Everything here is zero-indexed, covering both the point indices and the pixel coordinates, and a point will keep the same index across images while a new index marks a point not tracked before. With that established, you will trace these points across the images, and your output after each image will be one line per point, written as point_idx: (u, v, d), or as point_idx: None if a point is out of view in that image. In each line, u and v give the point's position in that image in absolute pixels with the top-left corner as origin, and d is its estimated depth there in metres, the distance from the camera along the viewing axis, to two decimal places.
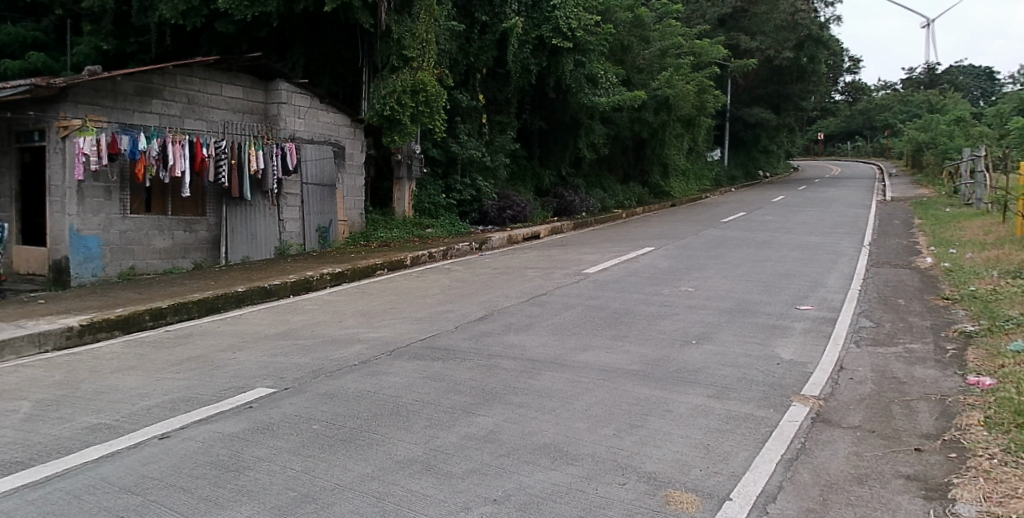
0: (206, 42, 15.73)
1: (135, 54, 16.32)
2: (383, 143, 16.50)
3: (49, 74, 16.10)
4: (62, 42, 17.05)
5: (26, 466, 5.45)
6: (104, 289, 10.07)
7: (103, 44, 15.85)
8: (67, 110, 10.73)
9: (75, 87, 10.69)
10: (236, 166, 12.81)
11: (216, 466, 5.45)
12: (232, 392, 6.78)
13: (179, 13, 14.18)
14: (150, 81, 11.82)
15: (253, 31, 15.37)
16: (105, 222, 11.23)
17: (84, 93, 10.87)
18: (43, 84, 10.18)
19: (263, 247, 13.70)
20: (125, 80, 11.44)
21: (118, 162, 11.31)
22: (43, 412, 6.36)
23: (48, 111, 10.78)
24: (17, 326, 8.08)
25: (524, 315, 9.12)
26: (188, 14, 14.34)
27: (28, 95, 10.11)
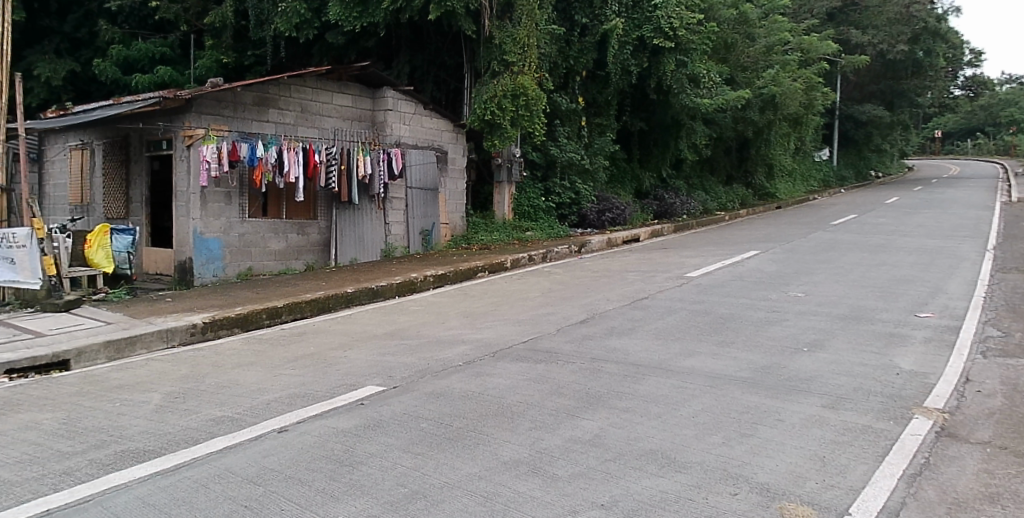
0: (317, 53, 16.40)
1: (252, 66, 17.21)
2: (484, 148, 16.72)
3: (174, 87, 17.08)
4: (187, 56, 18.07)
5: (159, 454, 5.81)
6: (224, 289, 10.57)
7: (223, 58, 16.75)
8: (193, 120, 11.40)
9: (199, 98, 11.36)
10: (346, 171, 13.28)
11: (333, 460, 5.64)
12: (345, 388, 7.00)
13: (293, 26, 14.84)
14: (267, 91, 12.40)
15: (361, 41, 15.89)
16: (226, 225, 11.86)
17: (207, 104, 11.54)
18: (171, 97, 10.82)
19: (370, 249, 14.12)
20: (244, 91, 12.06)
21: (238, 169, 11.94)
22: (172, 403, 6.75)
23: (175, 120, 11.48)
24: (148, 322, 8.65)
25: (626, 319, 9.01)
26: (301, 26, 14.97)
27: (159, 107, 10.79)
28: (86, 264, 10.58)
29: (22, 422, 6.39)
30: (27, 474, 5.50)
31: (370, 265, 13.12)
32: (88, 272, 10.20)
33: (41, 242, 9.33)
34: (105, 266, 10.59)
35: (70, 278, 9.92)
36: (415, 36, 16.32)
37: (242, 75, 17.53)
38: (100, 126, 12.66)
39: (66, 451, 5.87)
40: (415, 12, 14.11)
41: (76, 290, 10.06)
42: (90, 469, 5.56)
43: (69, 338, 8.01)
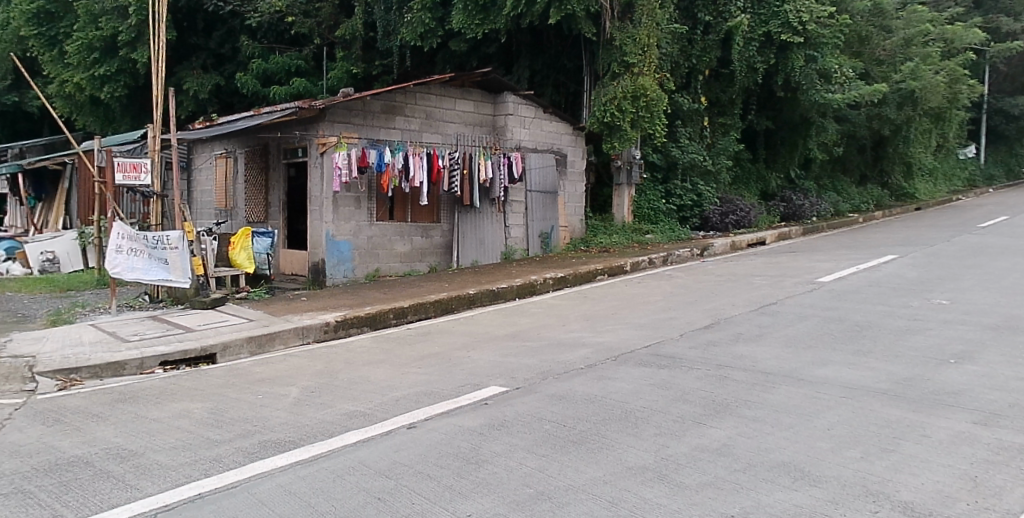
0: (440, 61, 16.89)
1: (379, 75, 17.91)
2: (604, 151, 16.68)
3: (308, 97, 17.92)
4: (320, 67, 18.90)
5: (298, 444, 6.13)
6: (354, 290, 11.04)
7: (353, 69, 17.45)
8: (326, 128, 11.99)
9: (332, 108, 11.93)
10: (467, 176, 13.59)
11: (460, 457, 5.76)
12: (470, 388, 7.14)
13: (418, 35, 15.30)
14: (394, 99, 12.86)
15: (482, 48, 16.33)
16: (355, 229, 12.40)
17: (339, 113, 12.12)
18: (307, 107, 11.42)
19: (491, 251, 14.36)
20: (373, 99, 12.57)
21: (366, 175, 12.45)
22: (309, 397, 7.11)
23: (310, 129, 12.11)
24: (286, 320, 9.16)
25: (754, 325, 8.70)
26: (426, 35, 15.41)
27: (295, 116, 11.41)
28: (228, 264, 11.30)
29: (175, 410, 6.90)
30: (182, 459, 5.94)
31: (491, 267, 13.34)
32: (230, 273, 10.89)
33: (191, 244, 10.18)
34: (246, 266, 11.09)
35: (215, 278, 10.63)
36: (535, 41, 16.54)
37: (369, 84, 18.24)
38: (242, 136, 13.55)
39: (216, 439, 6.30)
40: (535, 17, 14.25)
41: (221, 289, 10.78)
42: (236, 457, 5.94)
43: (215, 333, 8.59)
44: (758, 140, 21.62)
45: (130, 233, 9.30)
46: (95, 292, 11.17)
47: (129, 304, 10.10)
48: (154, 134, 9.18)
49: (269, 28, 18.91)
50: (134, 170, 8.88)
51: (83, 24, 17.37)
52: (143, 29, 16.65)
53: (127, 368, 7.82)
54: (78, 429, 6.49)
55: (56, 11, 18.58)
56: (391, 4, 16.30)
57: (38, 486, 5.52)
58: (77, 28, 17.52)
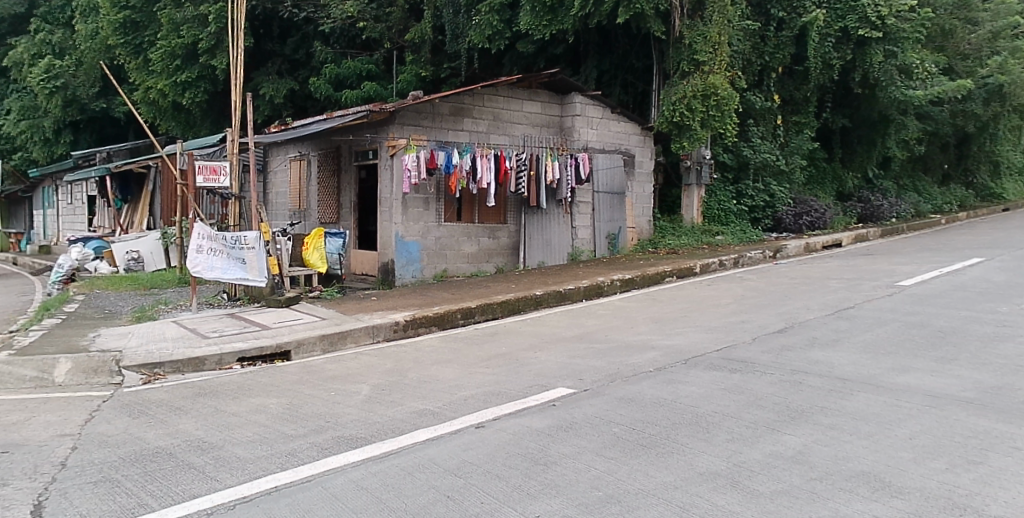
0: (508, 63, 17.00)
1: (448, 78, 18.11)
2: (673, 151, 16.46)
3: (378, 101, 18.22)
4: (390, 72, 19.16)
5: (369, 441, 6.25)
6: (423, 289, 11.19)
7: (423, 72, 17.70)
8: (396, 131, 12.20)
9: (401, 110, 12.13)
10: (535, 177, 13.61)
11: (528, 458, 5.77)
12: (537, 389, 7.14)
13: (486, 37, 15.40)
14: (462, 101, 12.99)
15: (550, 49, 16.44)
16: (424, 229, 12.58)
17: (408, 115, 12.30)
18: (377, 110, 11.64)
19: (558, 252, 14.30)
20: (441, 102, 12.72)
21: (435, 176, 12.61)
22: (379, 394, 7.24)
23: (380, 132, 12.35)
24: (356, 319, 9.34)
25: (830, 330, 8.43)
26: (494, 37, 15.49)
27: (366, 119, 11.64)
28: (301, 264, 11.59)
29: (252, 405, 7.13)
30: (259, 453, 6.13)
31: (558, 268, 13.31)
32: (304, 272, 11.18)
33: (267, 244, 10.48)
34: (319, 266, 11.39)
35: (290, 277, 10.94)
36: (603, 41, 16.62)
37: (438, 87, 18.45)
38: (315, 139, 13.91)
39: (290, 433, 6.48)
40: (603, 17, 14.15)
41: (295, 288, 11.08)
42: (310, 452, 6.09)
43: (290, 331, 8.84)
44: (834, 138, 20.96)
45: (211, 233, 9.77)
46: (177, 290, 11.65)
47: (209, 302, 10.48)
48: (233, 138, 9.50)
49: (342, 33, 19.30)
50: (214, 173, 9.21)
51: (166, 33, 18.13)
52: (222, 36, 17.28)
53: (207, 364, 8.12)
54: (161, 422, 6.78)
55: (141, 21, 19.45)
56: (460, 7, 16.46)
57: (125, 475, 5.79)
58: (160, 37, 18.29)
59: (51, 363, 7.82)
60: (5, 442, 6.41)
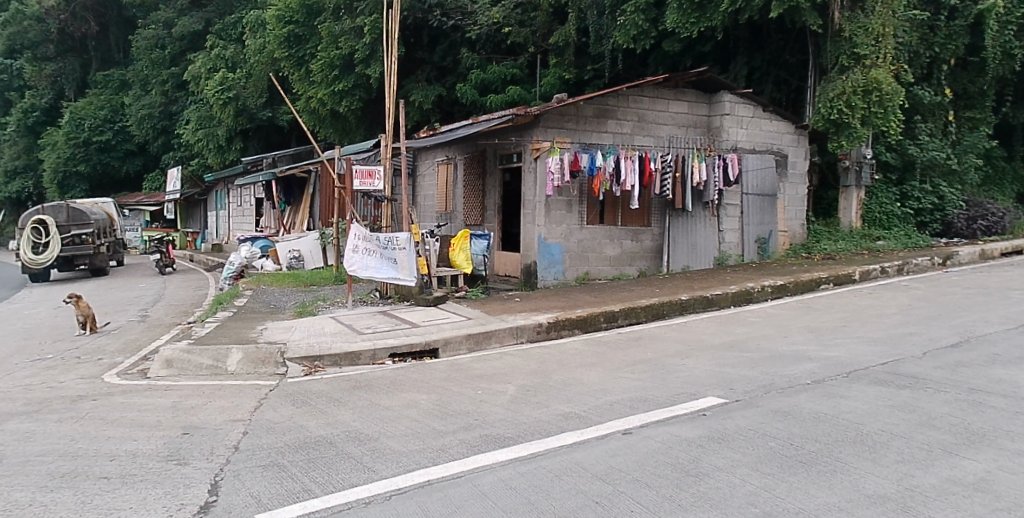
0: (654, 62, 16.80)
1: (591, 80, 18.03)
2: (830, 151, 15.68)
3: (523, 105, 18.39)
4: (533, 75, 19.29)
5: (516, 441, 6.31)
6: (566, 292, 11.21)
7: (566, 75, 17.71)
8: (540, 134, 12.32)
9: (546, 113, 12.23)
10: (680, 179, 13.31)
11: (678, 468, 5.62)
12: (686, 397, 6.96)
13: (631, 38, 15.18)
14: (607, 103, 12.93)
15: (697, 46, 16.07)
16: (566, 232, 12.62)
17: (553, 118, 12.39)
18: (522, 113, 11.81)
19: (703, 256, 13.94)
20: (586, 104, 12.72)
21: (578, 179, 12.64)
22: (525, 395, 7.31)
23: (525, 135, 12.51)
24: (501, 319, 9.51)
25: (1013, 346, 7.66)
26: (638, 37, 15.25)
27: (511, 123, 11.84)
28: (447, 264, 11.93)
29: (404, 400, 7.40)
30: (412, 447, 6.34)
31: (704, 273, 12.95)
32: (450, 273, 11.51)
33: (416, 245, 10.75)
34: (463, 266, 11.70)
35: (437, 277, 11.29)
36: (754, 37, 15.94)
37: (580, 89, 18.39)
38: (461, 144, 14.30)
39: (441, 430, 6.66)
40: (755, 12, 13.76)
41: (443, 288, 11.43)
42: (460, 449, 6.23)
43: (438, 329, 9.12)
44: (1016, 135, 19.08)
45: (365, 234, 10.15)
46: (333, 287, 12.31)
47: (362, 299, 10.99)
48: (386, 143, 9.91)
49: (488, 39, 19.60)
50: (369, 177, 9.66)
51: (325, 45, 19.26)
52: (375, 46, 18.10)
53: (362, 358, 8.52)
54: (322, 412, 7.17)
55: (304, 35, 20.83)
56: (604, 8, 16.34)
57: (290, 461, 6.17)
58: (321, 49, 19.42)
59: (225, 353, 8.50)
60: (186, 424, 7.02)
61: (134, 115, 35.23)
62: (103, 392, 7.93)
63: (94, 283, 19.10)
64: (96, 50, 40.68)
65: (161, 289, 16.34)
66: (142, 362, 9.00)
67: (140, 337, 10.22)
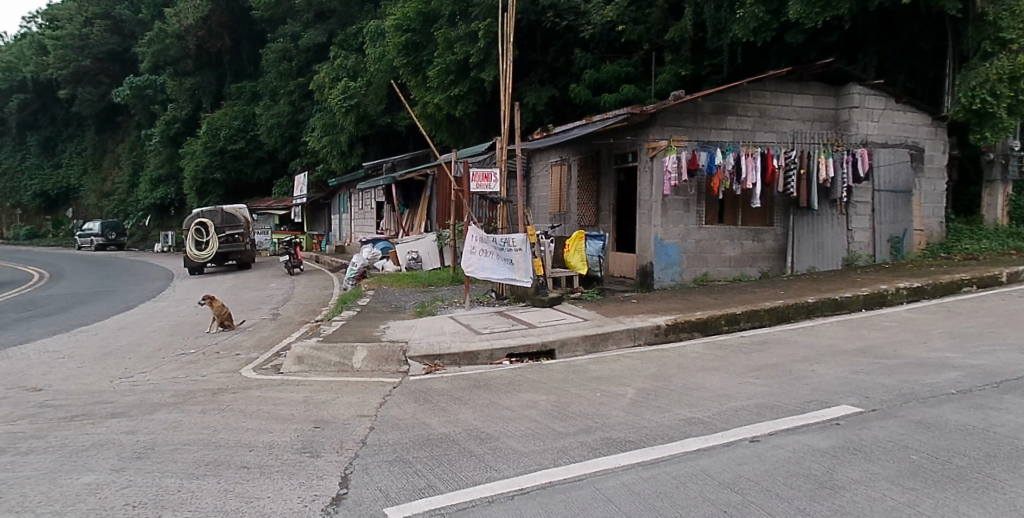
0: (775, 55, 16.24)
1: (708, 76, 17.53)
2: (972, 144, 14.77)
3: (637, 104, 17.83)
4: (648, 73, 18.78)
5: (638, 446, 6.24)
6: (685, 293, 11.01)
7: (682, 71, 17.11)
8: (657, 132, 12.21)
9: (662, 112, 12.12)
10: (805, 175, 12.77)
11: (811, 479, 5.38)
12: (817, 405, 6.69)
13: (751, 31, 14.67)
14: (726, 99, 12.60)
15: (822, 37, 15.30)
16: (684, 232, 12.42)
17: (670, 116, 12.24)
18: (636, 112, 11.72)
19: (830, 256, 13.35)
20: (704, 100, 12.48)
21: (696, 177, 12.39)
22: (646, 399, 7.22)
23: (640, 134, 12.40)
24: (618, 321, 9.42)
25: None
26: (759, 30, 14.76)
27: (625, 122, 11.74)
28: (561, 264, 11.98)
29: (523, 400, 7.47)
30: (533, 447, 6.38)
31: (831, 275, 12.39)
32: (565, 274, 11.54)
33: (532, 246, 10.80)
34: (579, 267, 11.58)
35: (552, 278, 11.32)
36: (886, 25, 15.12)
37: (697, 86, 17.75)
38: (575, 145, 14.28)
39: (561, 431, 6.68)
40: None
41: (558, 289, 11.46)
42: (581, 451, 6.22)
43: (555, 330, 9.15)
44: None
45: (482, 235, 10.51)
46: (450, 287, 12.64)
47: (479, 299, 11.22)
48: (502, 145, 10.04)
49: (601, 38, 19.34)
50: (486, 179, 9.81)
51: (441, 51, 19.60)
52: (490, 50, 18.42)
53: (480, 358, 8.67)
54: (443, 410, 7.34)
55: (420, 42, 21.37)
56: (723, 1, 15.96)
57: (415, 457, 6.35)
58: (437, 55, 19.74)
59: (351, 350, 8.85)
60: (317, 418, 7.35)
61: (265, 125, 37.35)
62: (241, 385, 8.44)
63: (228, 282, 20.44)
64: (230, 64, 43.28)
65: (289, 288, 17.29)
66: (275, 357, 9.52)
67: (272, 334, 10.84)
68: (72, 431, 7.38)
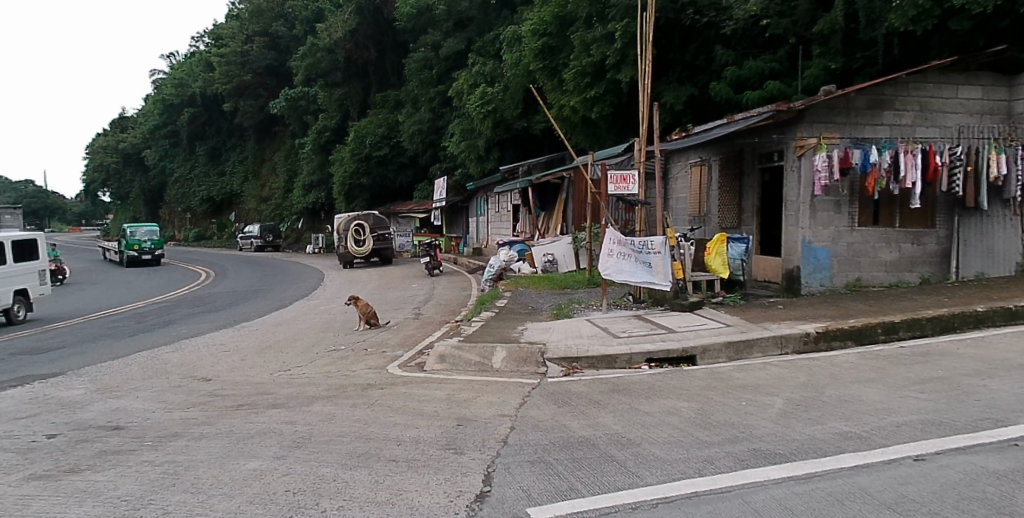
0: (937, 45, 14.98)
1: (861, 68, 16.36)
2: None
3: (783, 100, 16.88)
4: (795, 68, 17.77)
5: (789, 459, 5.97)
6: (835, 300, 10.51)
7: (832, 64, 16.09)
8: (805, 130, 11.71)
9: (811, 108, 11.60)
10: (973, 173, 11.90)
11: (986, 504, 4.94)
12: (990, 424, 6.16)
13: (909, 19, 13.71)
14: (882, 93, 11.90)
15: (993, 22, 14.00)
16: (835, 234, 11.85)
17: (819, 113, 11.70)
18: (784, 109, 11.18)
19: (1003, 261, 12.23)
20: (857, 95, 11.82)
21: (849, 176, 11.83)
22: (796, 410, 6.93)
23: (787, 132, 11.97)
24: (764, 327, 9.09)
25: None
26: (919, 18, 13.74)
27: (772, 120, 11.22)
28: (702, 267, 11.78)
29: (664, 407, 7.35)
30: (677, 455, 6.25)
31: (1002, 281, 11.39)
32: (706, 277, 11.28)
33: (671, 249, 10.67)
34: (720, 272, 11.32)
35: (692, 282, 11.14)
36: None
37: (848, 80, 16.71)
38: (717, 144, 13.97)
39: (706, 440, 6.51)
40: None
41: (698, 293, 11.22)
42: (728, 461, 6.03)
43: (696, 336, 8.95)
44: None
45: (620, 238, 10.46)
46: (586, 289, 12.73)
47: (616, 302, 11.24)
48: (640, 147, 9.94)
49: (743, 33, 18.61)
50: (624, 182, 9.74)
51: (578, 53, 19.75)
52: (627, 50, 18.15)
53: (619, 362, 8.62)
54: (583, 412, 7.35)
55: (557, 45, 21.63)
56: None
57: (556, 458, 6.38)
58: (574, 58, 19.97)
59: (491, 351, 9.07)
60: (460, 416, 7.56)
61: (406, 131, 39.02)
62: (388, 381, 8.83)
63: (372, 282, 21.52)
64: (375, 74, 45.14)
65: (430, 288, 18.02)
66: (418, 356, 9.90)
67: (416, 332, 11.31)
68: (239, 419, 7.99)
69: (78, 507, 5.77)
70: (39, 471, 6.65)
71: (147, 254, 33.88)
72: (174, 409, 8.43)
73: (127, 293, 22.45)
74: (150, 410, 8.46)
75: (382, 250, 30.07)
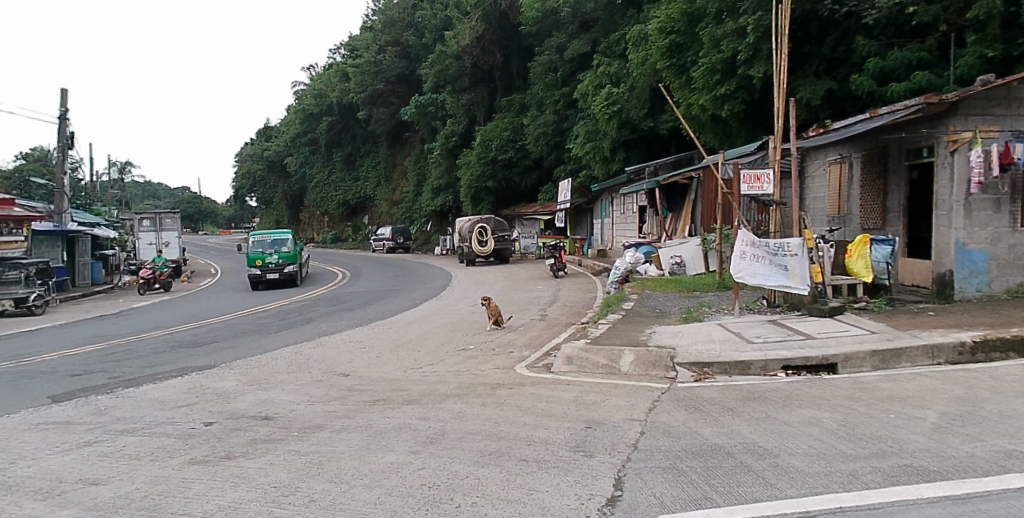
0: None
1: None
2: None
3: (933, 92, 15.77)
4: (946, 57, 16.59)
5: (944, 477, 5.58)
6: (995, 307, 9.74)
7: (989, 51, 14.89)
8: (959, 123, 10.90)
9: (967, 99, 10.79)
10: None
11: None
12: None
13: None
14: None
15: None
16: (993, 236, 10.96)
17: (975, 104, 10.88)
18: (934, 101, 10.47)
19: None
20: (1020, 84, 10.92)
21: (1009, 173, 10.93)
22: (951, 425, 6.48)
23: (938, 126, 11.20)
24: (913, 335, 8.58)
25: None
26: None
27: (920, 113, 10.56)
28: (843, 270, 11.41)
29: (803, 416, 7.06)
30: (818, 468, 5.98)
31: None
32: (848, 281, 10.79)
33: (811, 252, 10.10)
34: (862, 275, 10.76)
35: (832, 286, 10.65)
36: None
37: (1009, 68, 15.40)
38: (860, 140, 13.28)
39: (850, 453, 6.19)
40: None
41: (838, 298, 10.72)
42: (875, 477, 5.70)
43: (837, 343, 8.56)
44: None
45: (753, 240, 10.20)
46: (717, 293, 12.43)
47: (750, 307, 10.95)
48: (776, 144, 9.57)
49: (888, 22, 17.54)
50: (758, 181, 9.45)
51: (707, 50, 19.29)
52: (760, 45, 17.57)
53: (753, 368, 8.40)
54: (717, 420, 7.18)
55: (685, 42, 21.19)
56: None
57: (689, 466, 6.26)
58: (703, 56, 19.49)
59: (619, 354, 9.07)
60: (589, 418, 7.58)
61: (532, 134, 39.55)
62: (517, 381, 8.99)
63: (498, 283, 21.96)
64: (501, 79, 46.06)
65: (555, 290, 18.14)
66: (546, 357, 10.03)
67: (542, 334, 11.43)
68: (376, 413, 8.37)
69: (233, 491, 6.24)
70: (198, 456, 7.23)
71: (275, 273, 25.03)
72: (316, 402, 8.93)
73: (272, 293, 23.14)
74: (295, 402, 9.01)
75: (504, 251, 30.73)
